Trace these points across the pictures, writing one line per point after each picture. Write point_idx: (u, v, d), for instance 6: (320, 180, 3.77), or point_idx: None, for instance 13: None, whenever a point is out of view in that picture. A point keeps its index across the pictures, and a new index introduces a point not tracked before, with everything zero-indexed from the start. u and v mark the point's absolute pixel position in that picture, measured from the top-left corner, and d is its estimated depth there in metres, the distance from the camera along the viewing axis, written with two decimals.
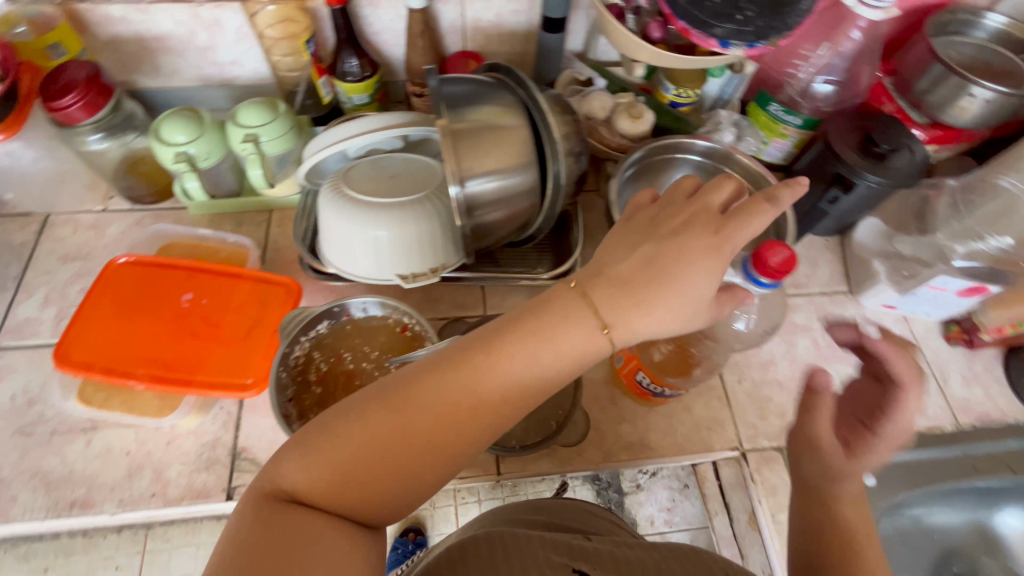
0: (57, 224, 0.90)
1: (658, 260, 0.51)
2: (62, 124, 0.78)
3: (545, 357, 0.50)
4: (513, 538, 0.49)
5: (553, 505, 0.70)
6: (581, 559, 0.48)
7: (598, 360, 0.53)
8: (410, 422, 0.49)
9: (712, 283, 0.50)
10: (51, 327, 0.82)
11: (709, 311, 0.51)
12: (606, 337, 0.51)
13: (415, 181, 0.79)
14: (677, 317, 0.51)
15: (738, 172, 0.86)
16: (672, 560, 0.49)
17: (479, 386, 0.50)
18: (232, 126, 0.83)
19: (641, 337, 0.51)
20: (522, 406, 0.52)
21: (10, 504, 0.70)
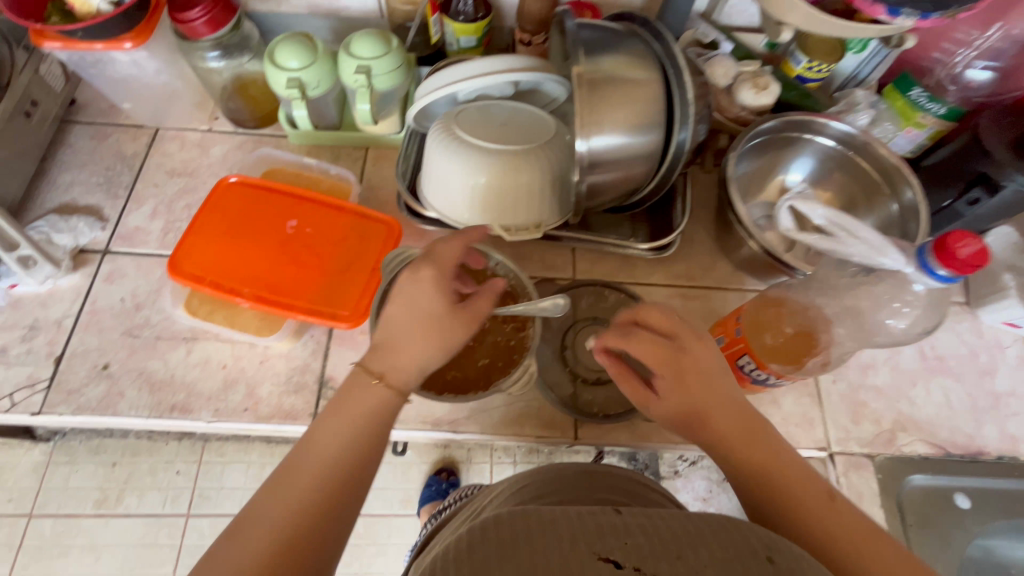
0: (165, 139, 0.91)
1: (401, 318, 0.58)
2: (185, 38, 0.79)
3: (353, 408, 0.56)
4: (512, 518, 0.38)
5: (574, 478, 0.59)
6: (609, 541, 0.37)
7: (393, 417, 0.58)
8: (301, 490, 0.52)
9: (439, 295, 0.58)
10: (159, 237, 0.84)
11: (469, 320, 0.60)
12: (380, 386, 0.57)
13: (527, 132, 0.75)
14: (435, 348, 0.58)
15: (871, 160, 0.79)
16: (716, 533, 0.38)
17: (319, 437, 0.55)
18: (345, 56, 0.81)
19: (410, 375, 0.58)
20: (360, 448, 0.56)
21: (119, 398, 0.74)
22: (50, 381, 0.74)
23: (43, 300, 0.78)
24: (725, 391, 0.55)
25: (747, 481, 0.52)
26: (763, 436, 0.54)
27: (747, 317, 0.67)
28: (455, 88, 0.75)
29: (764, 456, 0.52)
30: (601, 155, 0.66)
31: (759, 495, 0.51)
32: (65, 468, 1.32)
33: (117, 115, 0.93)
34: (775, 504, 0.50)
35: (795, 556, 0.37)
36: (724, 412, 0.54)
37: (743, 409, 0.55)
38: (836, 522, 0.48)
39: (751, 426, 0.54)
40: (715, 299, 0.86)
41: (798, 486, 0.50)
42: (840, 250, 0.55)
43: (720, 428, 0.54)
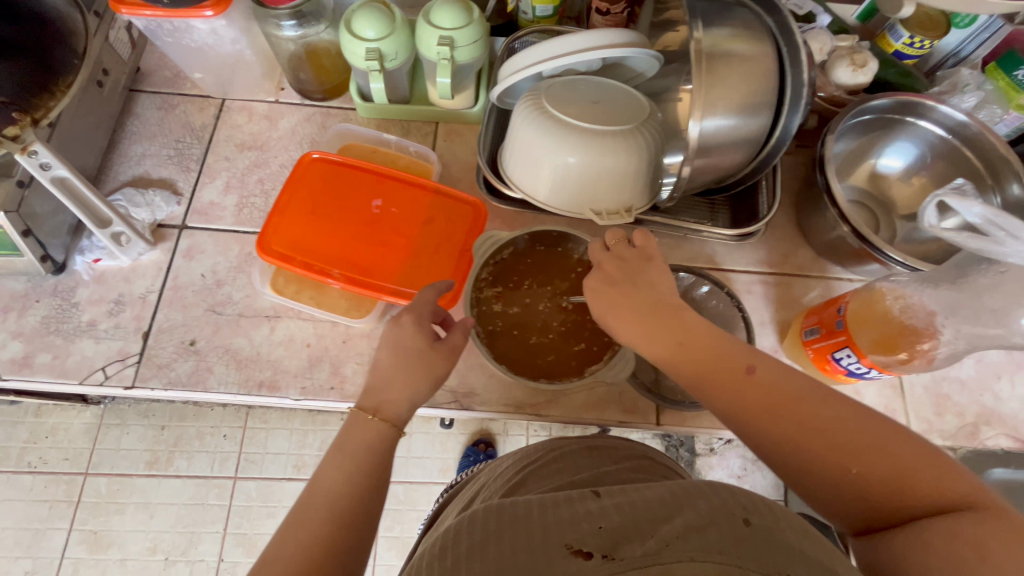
0: (233, 110, 0.89)
1: (400, 355, 0.61)
2: (262, 5, 0.75)
3: (351, 444, 0.56)
4: (491, 521, 0.39)
5: (578, 453, 0.59)
6: (581, 529, 0.37)
7: (389, 446, 0.58)
8: (312, 522, 0.50)
9: (418, 332, 0.62)
10: (234, 213, 0.83)
11: (448, 354, 0.63)
12: (376, 419, 0.58)
13: (621, 111, 0.72)
14: (423, 381, 0.61)
15: (979, 146, 0.75)
16: (693, 502, 0.38)
17: (334, 469, 0.54)
18: (426, 26, 0.77)
19: (401, 405, 0.59)
20: (375, 477, 0.55)
21: (208, 374, 0.74)
22: (140, 356, 0.75)
23: (125, 275, 0.78)
24: (625, 290, 0.56)
25: (675, 367, 0.52)
26: (666, 315, 0.53)
27: (851, 308, 0.66)
28: (548, 65, 0.72)
29: (671, 340, 0.52)
30: (707, 140, 0.63)
31: (684, 376, 0.51)
32: (117, 430, 1.34)
33: (183, 84, 0.91)
34: (699, 383, 0.50)
35: (779, 520, 0.37)
36: (633, 305, 0.55)
37: (653, 297, 0.55)
38: (759, 393, 0.47)
39: (655, 311, 0.54)
40: (797, 286, 0.84)
41: (714, 361, 0.50)
42: (994, 251, 0.51)
43: (628, 321, 0.55)
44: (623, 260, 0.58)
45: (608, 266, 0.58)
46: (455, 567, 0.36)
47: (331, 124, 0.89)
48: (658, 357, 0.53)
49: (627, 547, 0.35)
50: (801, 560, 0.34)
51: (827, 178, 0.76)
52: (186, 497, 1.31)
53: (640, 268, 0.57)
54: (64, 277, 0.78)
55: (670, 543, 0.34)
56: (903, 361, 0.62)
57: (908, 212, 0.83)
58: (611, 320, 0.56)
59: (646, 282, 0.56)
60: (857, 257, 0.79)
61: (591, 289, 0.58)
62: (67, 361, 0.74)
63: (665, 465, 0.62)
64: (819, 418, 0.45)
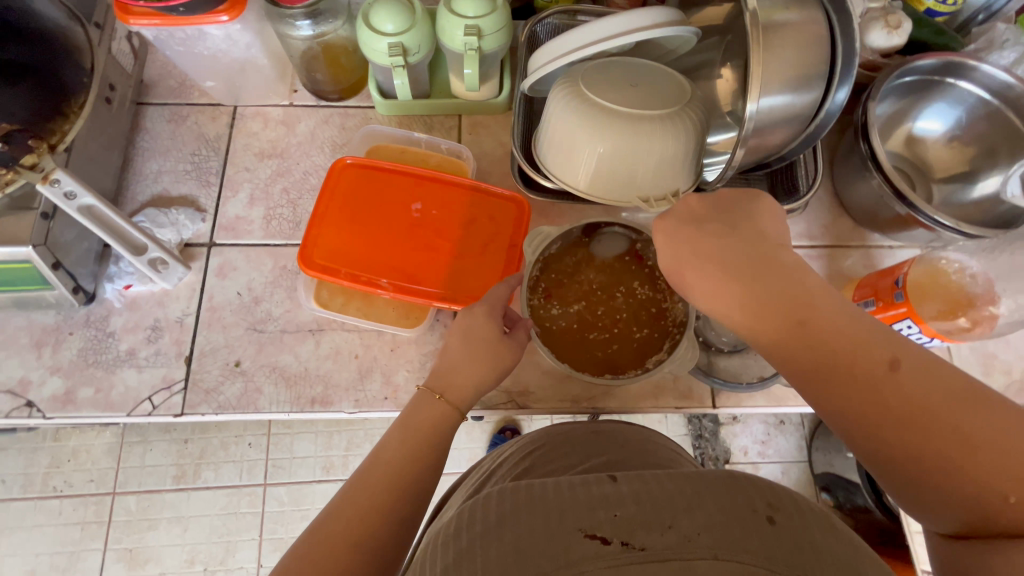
0: (248, 118, 0.85)
1: (470, 339, 0.62)
2: (276, 3, 0.71)
3: (414, 421, 0.58)
4: (510, 503, 0.38)
5: (584, 436, 0.60)
6: (597, 516, 0.35)
7: (451, 429, 0.59)
8: (372, 486, 0.52)
9: (488, 321, 0.63)
10: (262, 226, 0.80)
11: (516, 348, 0.63)
12: (441, 401, 0.59)
13: (661, 94, 0.70)
14: (488, 372, 0.61)
15: (1021, 108, 0.74)
16: (715, 494, 0.36)
17: (401, 441, 0.56)
18: (448, 16, 0.74)
19: (467, 391, 0.61)
20: (436, 458, 0.56)
21: (258, 395, 0.72)
22: (185, 381, 0.73)
23: (159, 299, 0.76)
24: (728, 248, 0.49)
25: (774, 344, 0.46)
26: (777, 286, 0.47)
27: (910, 278, 0.65)
28: (586, 52, 0.67)
29: (781, 314, 0.46)
30: (761, 121, 0.62)
31: (786, 355, 0.46)
32: (138, 448, 1.28)
33: (190, 93, 0.86)
34: (803, 366, 0.45)
35: (806, 518, 0.34)
36: (735, 269, 0.48)
37: (761, 262, 0.48)
38: (896, 392, 0.40)
39: (764, 282, 0.47)
40: (841, 257, 0.83)
41: (837, 349, 0.43)
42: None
43: (722, 288, 0.48)
44: (721, 206, 0.53)
45: (698, 207, 0.54)
46: (470, 547, 0.35)
47: (351, 125, 0.86)
48: (756, 332, 0.47)
49: (647, 537, 0.33)
50: (829, 561, 0.32)
51: (871, 146, 0.74)
52: (219, 507, 1.26)
53: (745, 225, 0.50)
54: (95, 306, 0.75)
55: (692, 538, 0.32)
56: (965, 330, 0.62)
57: (945, 175, 0.83)
58: (694, 281, 0.50)
59: (753, 243, 0.49)
60: (898, 224, 0.78)
61: (683, 246, 0.51)
62: (111, 393, 0.72)
63: (669, 448, 0.62)
64: (965, 428, 0.38)
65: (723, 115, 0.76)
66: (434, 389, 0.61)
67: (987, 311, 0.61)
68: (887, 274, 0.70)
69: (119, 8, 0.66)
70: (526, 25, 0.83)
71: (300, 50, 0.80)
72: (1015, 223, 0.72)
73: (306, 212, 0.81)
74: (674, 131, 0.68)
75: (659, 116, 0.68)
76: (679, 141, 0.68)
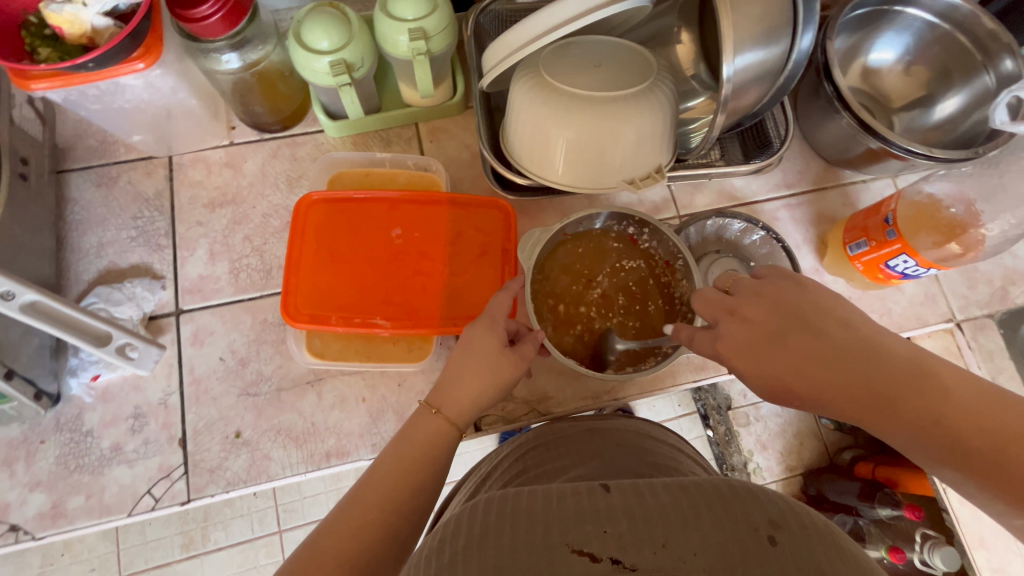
0: (187, 166, 0.78)
1: (465, 350, 0.59)
2: (194, 37, 0.63)
3: (411, 438, 0.56)
4: (495, 515, 0.36)
5: (578, 437, 0.62)
6: (586, 531, 0.33)
7: (450, 447, 0.57)
8: (368, 501, 0.51)
9: (487, 335, 0.59)
10: (231, 281, 0.74)
11: (519, 361, 0.59)
12: (437, 416, 0.57)
13: (626, 71, 0.67)
14: (489, 387, 0.58)
15: (968, 26, 0.75)
16: (713, 511, 0.34)
17: (397, 457, 0.54)
18: (388, 22, 0.68)
19: (465, 407, 0.58)
20: (432, 474, 0.54)
21: (268, 463, 0.67)
22: (184, 466, 0.67)
23: (133, 384, 0.69)
24: (818, 354, 0.44)
25: (931, 455, 0.40)
26: (903, 390, 0.41)
27: (899, 215, 0.65)
28: (544, 41, 0.62)
29: (911, 417, 0.41)
30: (737, 83, 0.61)
31: (950, 468, 0.39)
32: (136, 525, 1.19)
33: (116, 150, 0.78)
34: (980, 482, 0.38)
35: (809, 538, 0.32)
36: (842, 377, 0.43)
37: (868, 365, 0.43)
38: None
39: (885, 389, 0.42)
40: (822, 200, 0.83)
41: (1007, 455, 0.37)
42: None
43: (839, 397, 0.43)
44: (782, 309, 0.47)
45: (755, 315, 0.48)
46: (452, 561, 0.33)
47: (304, 154, 0.80)
48: (905, 442, 0.41)
49: (637, 555, 0.31)
50: None
51: (837, 86, 0.73)
52: (235, 565, 1.19)
53: (820, 317, 0.46)
54: (64, 406, 0.68)
55: (686, 558, 0.31)
56: (960, 255, 0.62)
57: (904, 103, 0.83)
58: (799, 392, 0.45)
59: (847, 338, 0.44)
60: (870, 158, 0.77)
61: (776, 359, 0.46)
62: (105, 497, 0.66)
63: (665, 442, 0.62)
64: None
65: (687, 79, 0.76)
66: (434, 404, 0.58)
67: (976, 236, 0.62)
68: (875, 212, 0.70)
69: (15, 76, 0.58)
70: (469, 17, 0.78)
71: (231, 84, 0.73)
72: (977, 141, 0.74)
73: (275, 257, 0.75)
74: (649, 107, 0.65)
75: (630, 94, 0.65)
76: (655, 116, 0.66)
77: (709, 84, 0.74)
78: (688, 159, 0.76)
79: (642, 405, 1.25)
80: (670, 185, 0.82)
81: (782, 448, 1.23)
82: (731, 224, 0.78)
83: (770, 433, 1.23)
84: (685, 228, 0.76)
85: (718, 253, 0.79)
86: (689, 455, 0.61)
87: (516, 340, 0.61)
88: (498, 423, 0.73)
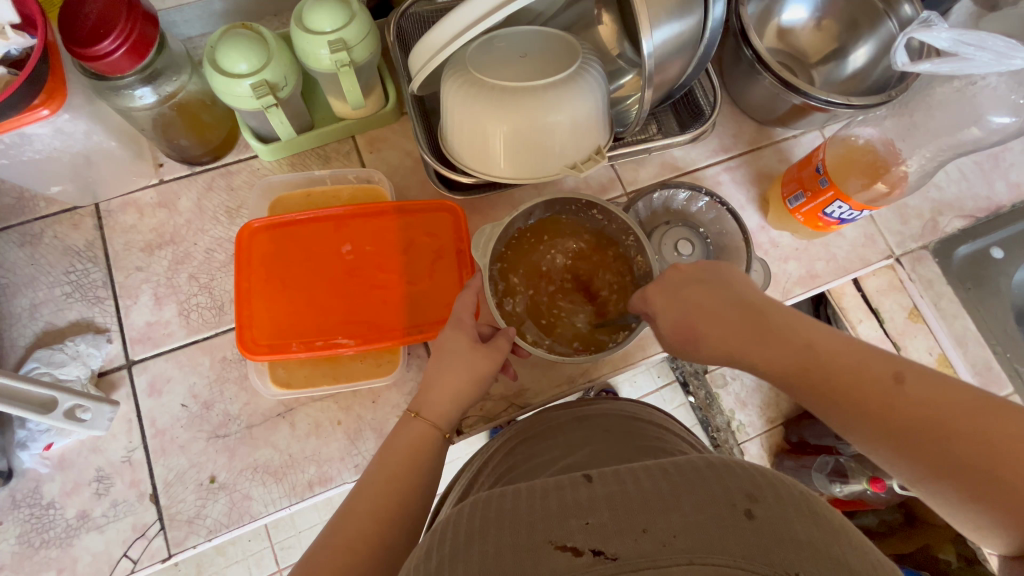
0: (117, 211, 0.74)
1: (439, 351, 0.60)
2: (101, 76, 0.60)
3: (396, 446, 0.56)
4: (478, 518, 0.37)
5: (567, 425, 0.62)
6: (569, 525, 0.34)
7: (435, 450, 0.57)
8: (361, 514, 0.50)
9: (457, 334, 0.60)
10: (182, 323, 0.71)
11: (491, 356, 0.59)
12: (417, 420, 0.57)
13: (551, 58, 0.68)
14: (468, 387, 0.58)
15: None
16: (691, 489, 0.35)
17: (385, 463, 0.54)
18: (306, 36, 0.66)
19: (444, 406, 0.58)
20: (419, 477, 0.54)
21: (248, 503, 0.65)
22: (160, 521, 0.64)
23: (91, 446, 0.66)
24: (719, 294, 0.51)
25: (790, 381, 0.46)
26: (774, 323, 0.47)
27: (829, 164, 0.68)
28: (468, 37, 0.62)
29: (780, 343, 0.46)
30: (659, 57, 0.62)
31: (803, 392, 0.45)
32: None
33: (35, 205, 0.73)
34: (824, 403, 0.44)
35: (784, 508, 0.34)
36: (729, 316, 0.49)
37: (748, 309, 0.49)
38: (915, 406, 0.40)
39: (762, 324, 0.48)
40: (757, 159, 0.86)
41: (847, 374, 0.43)
42: (965, 67, 0.53)
43: (726, 335, 0.49)
44: (707, 264, 0.55)
45: (687, 269, 0.55)
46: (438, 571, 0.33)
47: (240, 182, 0.77)
48: (773, 370, 0.46)
49: (620, 544, 0.32)
50: (810, 555, 0.31)
51: (755, 49, 0.76)
52: None
53: (726, 275, 0.53)
54: (18, 481, 0.64)
55: (667, 541, 0.32)
56: (886, 193, 0.66)
57: (819, 57, 0.87)
58: (699, 329, 0.51)
59: (737, 292, 0.51)
60: (797, 113, 0.80)
61: (688, 297, 0.52)
62: (78, 568, 0.63)
63: (652, 422, 0.62)
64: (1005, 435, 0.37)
65: (614, 59, 0.78)
66: (416, 411, 0.58)
67: (898, 172, 0.65)
68: (806, 162, 0.72)
69: None
70: (390, 22, 0.77)
71: (151, 121, 0.70)
72: (889, 85, 0.78)
73: (226, 291, 0.73)
74: (580, 89, 0.66)
75: (560, 79, 0.65)
76: (587, 97, 0.67)
77: (635, 61, 0.76)
78: (626, 137, 0.77)
79: (622, 382, 1.27)
80: (613, 164, 0.84)
81: (762, 402, 1.24)
82: (677, 193, 0.80)
83: (748, 390, 1.25)
84: (633, 205, 0.79)
85: (667, 223, 0.81)
86: (677, 432, 0.62)
87: (488, 338, 0.61)
88: (479, 423, 0.73)
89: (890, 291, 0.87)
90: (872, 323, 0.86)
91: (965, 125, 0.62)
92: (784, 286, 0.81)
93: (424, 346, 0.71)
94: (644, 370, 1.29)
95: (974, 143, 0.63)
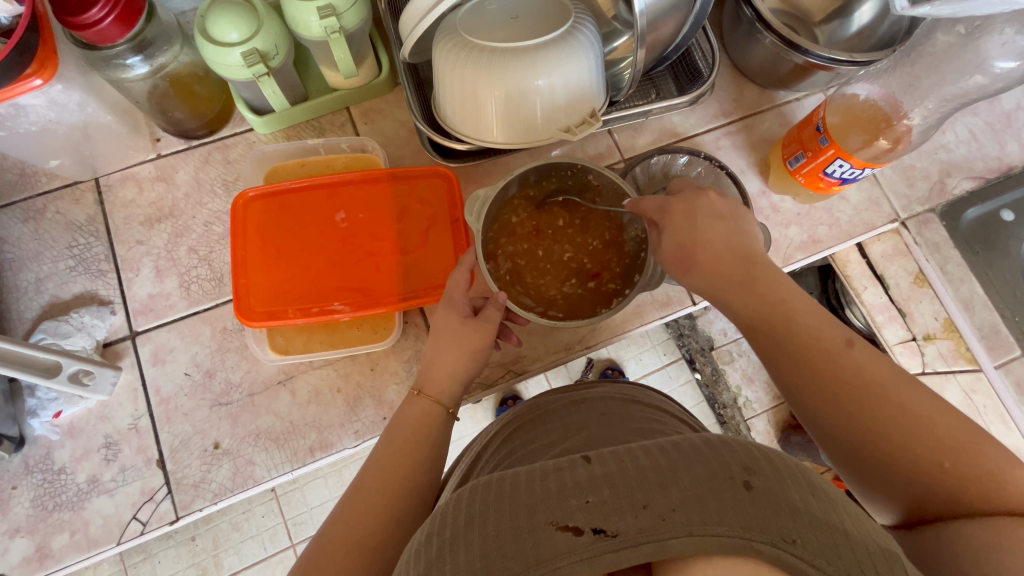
0: (116, 186, 0.75)
1: (438, 326, 0.60)
2: (92, 46, 0.60)
3: (401, 422, 0.56)
4: (478, 502, 0.36)
5: (563, 410, 0.60)
6: (569, 506, 0.34)
7: (437, 425, 0.57)
8: (367, 489, 0.50)
9: (450, 312, 0.60)
10: (182, 295, 0.72)
11: (485, 328, 0.59)
12: (421, 397, 0.58)
13: (543, 21, 0.66)
14: (466, 361, 0.58)
15: None
16: (689, 464, 0.35)
17: (391, 439, 0.55)
18: (295, 3, 0.64)
19: (442, 381, 0.58)
20: (424, 453, 0.54)
21: (251, 468, 0.67)
22: (167, 485, 0.66)
23: (99, 414, 0.68)
24: (724, 231, 0.53)
25: (758, 324, 0.50)
26: (765, 278, 0.50)
27: (830, 123, 0.66)
28: None
29: (762, 293, 0.50)
30: (653, 13, 0.61)
31: (766, 335, 0.49)
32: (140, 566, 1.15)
33: (37, 180, 0.74)
34: (782, 349, 0.48)
35: (784, 479, 0.34)
36: (727, 261, 0.52)
37: (742, 259, 0.52)
38: (857, 369, 0.44)
39: (753, 275, 0.51)
40: (757, 123, 0.84)
41: (815, 329, 0.47)
42: (967, 7, 0.51)
43: (718, 281, 0.52)
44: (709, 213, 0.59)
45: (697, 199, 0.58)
46: (440, 556, 0.33)
47: (236, 155, 0.78)
48: (750, 313, 0.50)
49: (620, 522, 0.32)
50: (810, 524, 0.31)
51: (755, 7, 0.74)
52: None
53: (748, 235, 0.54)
54: (30, 448, 0.66)
55: (666, 516, 0.32)
56: (890, 149, 0.64)
57: (823, 16, 0.84)
58: (693, 262, 0.53)
59: (744, 240, 0.53)
60: (799, 74, 0.77)
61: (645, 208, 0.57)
62: (90, 530, 0.65)
63: (651, 404, 0.61)
64: (919, 405, 0.42)
65: (609, 21, 0.76)
66: (419, 389, 0.58)
67: (900, 130, 0.63)
68: (808, 116, 0.70)
69: None
70: None
71: (145, 93, 0.70)
72: (897, 39, 0.76)
73: (225, 264, 0.74)
74: (573, 49, 0.64)
75: (552, 40, 0.64)
76: (581, 57, 0.65)
77: (630, 22, 0.74)
78: (620, 100, 0.76)
79: (626, 359, 1.25)
80: (610, 131, 0.83)
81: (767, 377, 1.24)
82: (676, 158, 0.79)
83: (755, 365, 1.24)
84: (630, 170, 0.77)
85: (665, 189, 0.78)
86: (675, 414, 0.61)
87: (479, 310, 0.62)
88: (476, 390, 0.73)
89: (895, 256, 0.85)
90: (878, 291, 0.86)
91: (968, 73, 0.60)
92: (785, 251, 0.80)
93: (420, 313, 0.71)
94: (648, 347, 1.27)
95: (982, 91, 0.61)
